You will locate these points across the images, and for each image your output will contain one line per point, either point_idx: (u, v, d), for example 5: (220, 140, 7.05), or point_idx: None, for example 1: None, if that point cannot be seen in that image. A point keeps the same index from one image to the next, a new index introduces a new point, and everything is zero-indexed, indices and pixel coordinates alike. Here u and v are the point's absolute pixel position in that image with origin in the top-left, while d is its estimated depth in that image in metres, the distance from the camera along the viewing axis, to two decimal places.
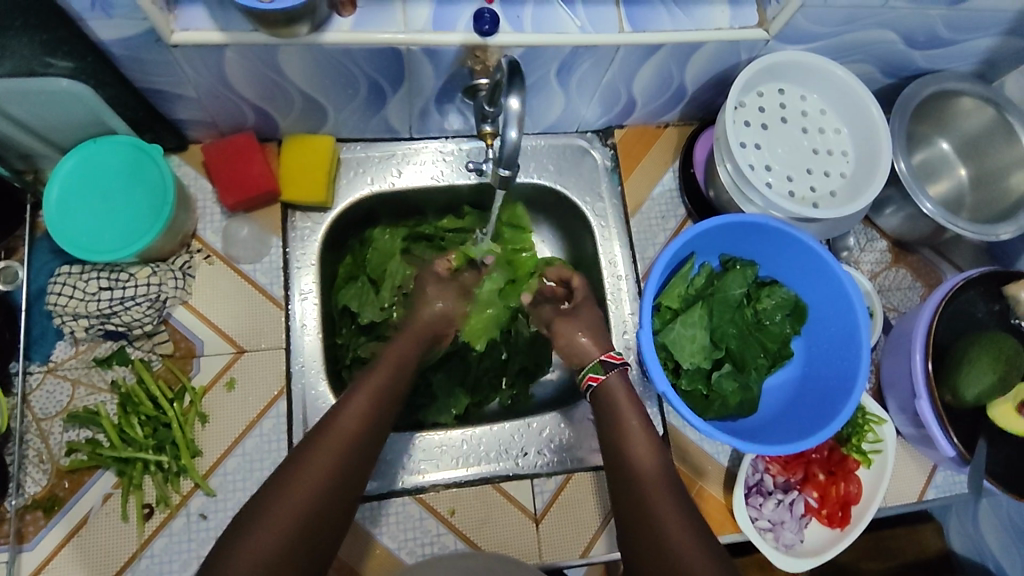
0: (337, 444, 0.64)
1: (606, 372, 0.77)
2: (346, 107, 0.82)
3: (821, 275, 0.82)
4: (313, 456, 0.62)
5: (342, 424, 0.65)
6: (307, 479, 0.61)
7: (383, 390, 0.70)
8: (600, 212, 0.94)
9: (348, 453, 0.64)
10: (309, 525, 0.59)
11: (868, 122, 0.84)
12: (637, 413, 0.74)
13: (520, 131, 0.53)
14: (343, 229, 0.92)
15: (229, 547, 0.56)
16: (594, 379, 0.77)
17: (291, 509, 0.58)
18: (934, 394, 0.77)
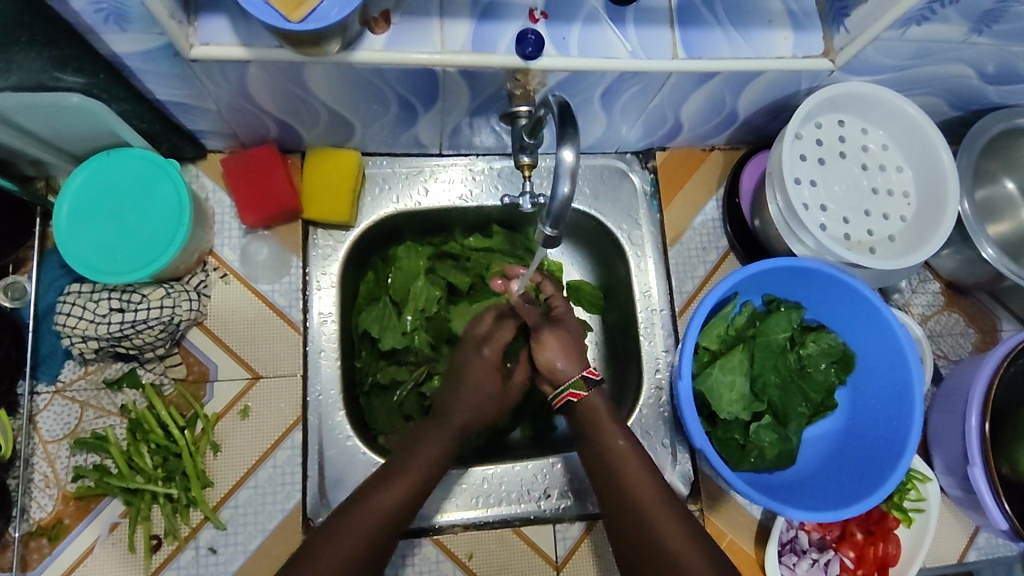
0: (359, 530, 0.62)
1: (588, 389, 0.73)
2: (375, 123, 0.77)
3: (873, 324, 0.77)
4: (340, 534, 0.62)
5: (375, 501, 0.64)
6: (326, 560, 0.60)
7: (424, 478, 0.67)
8: (637, 240, 0.89)
9: (376, 534, 0.63)
10: None
11: (935, 162, 0.77)
12: (623, 432, 0.71)
13: (573, 185, 0.48)
14: (366, 247, 0.87)
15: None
16: (573, 395, 0.73)
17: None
18: (990, 463, 0.71)
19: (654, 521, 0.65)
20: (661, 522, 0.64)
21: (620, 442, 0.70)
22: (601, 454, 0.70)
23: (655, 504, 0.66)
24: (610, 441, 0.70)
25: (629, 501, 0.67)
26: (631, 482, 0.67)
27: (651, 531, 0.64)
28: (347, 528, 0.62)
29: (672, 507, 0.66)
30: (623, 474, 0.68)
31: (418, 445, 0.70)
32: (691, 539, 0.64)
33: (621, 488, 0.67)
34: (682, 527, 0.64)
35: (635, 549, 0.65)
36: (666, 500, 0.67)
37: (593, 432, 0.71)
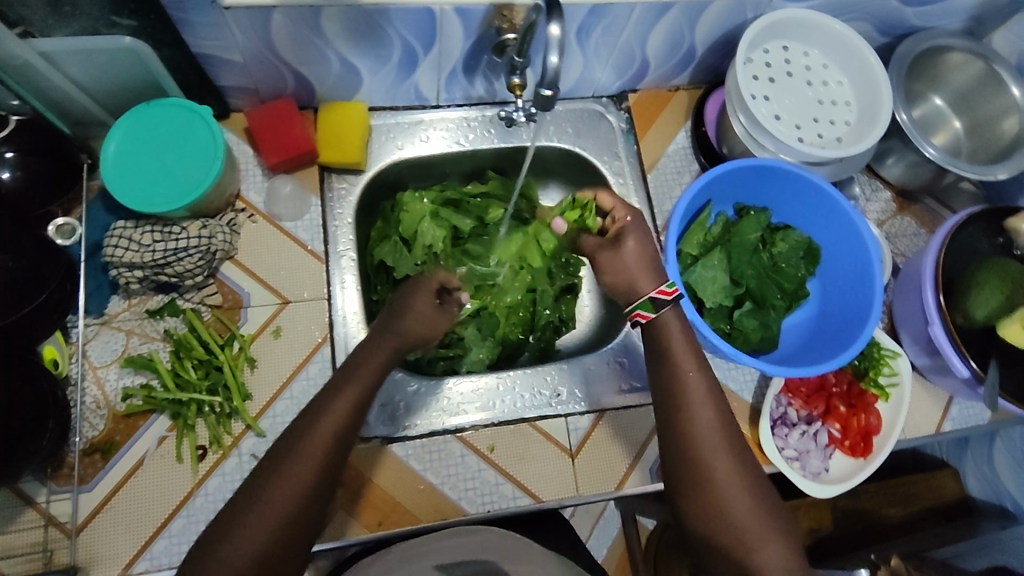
0: (318, 445, 0.62)
1: (657, 310, 0.76)
2: (380, 72, 0.88)
3: (834, 215, 0.87)
4: (289, 460, 0.61)
5: (321, 425, 0.63)
6: (297, 472, 0.60)
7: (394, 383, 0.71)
8: (617, 170, 1.00)
9: (335, 438, 0.63)
10: (292, 520, 0.59)
11: (868, 73, 0.90)
12: (694, 362, 0.73)
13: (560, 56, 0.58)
14: (376, 192, 0.97)
15: (240, 503, 0.60)
16: (643, 315, 0.76)
17: (271, 516, 0.58)
18: (947, 318, 0.80)
19: (708, 452, 0.67)
20: (717, 455, 0.67)
21: (692, 372, 0.72)
22: (662, 356, 0.74)
23: (715, 439, 0.68)
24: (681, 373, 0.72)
25: (687, 438, 0.69)
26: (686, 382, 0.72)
27: (708, 467, 0.67)
28: (307, 439, 0.62)
29: (718, 409, 0.71)
30: (684, 407, 0.71)
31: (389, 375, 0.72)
32: (741, 475, 0.67)
33: (682, 419, 0.70)
34: (733, 454, 0.68)
35: (675, 444, 0.69)
36: (725, 435, 0.69)
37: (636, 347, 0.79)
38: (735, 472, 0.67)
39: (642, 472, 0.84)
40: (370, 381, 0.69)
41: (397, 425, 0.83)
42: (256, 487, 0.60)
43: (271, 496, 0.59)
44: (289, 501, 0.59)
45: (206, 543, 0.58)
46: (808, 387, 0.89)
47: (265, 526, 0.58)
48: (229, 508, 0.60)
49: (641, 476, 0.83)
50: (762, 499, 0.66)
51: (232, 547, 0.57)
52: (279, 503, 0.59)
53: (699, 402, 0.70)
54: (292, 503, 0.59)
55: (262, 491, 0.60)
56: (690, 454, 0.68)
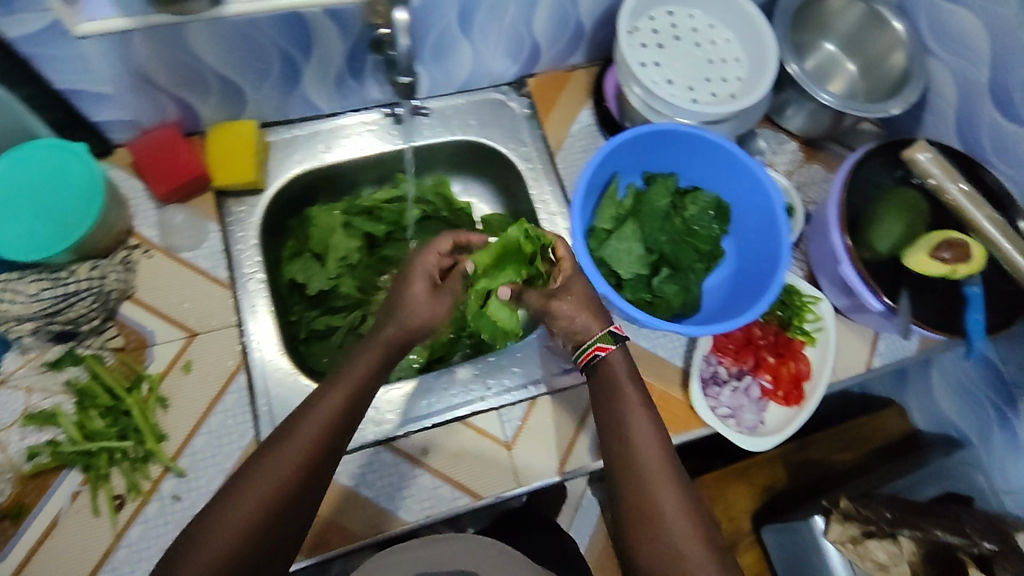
0: (303, 441, 0.62)
1: (616, 342, 0.72)
2: (263, 86, 0.85)
3: (736, 170, 0.87)
4: (258, 476, 0.60)
5: (296, 438, 0.62)
6: (272, 469, 0.60)
7: (374, 373, 0.70)
8: (525, 155, 0.99)
9: (318, 436, 0.63)
10: (270, 517, 0.59)
11: (751, 27, 0.90)
12: (635, 385, 0.72)
13: None
14: (280, 210, 0.94)
15: (218, 500, 0.60)
16: (601, 349, 0.72)
17: (244, 515, 0.58)
18: (854, 256, 0.81)
19: (650, 479, 0.66)
20: (658, 482, 0.65)
21: (629, 390, 0.71)
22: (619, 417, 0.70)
23: (658, 467, 0.66)
24: (619, 392, 0.71)
25: (629, 465, 0.67)
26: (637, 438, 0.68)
27: (649, 494, 0.65)
28: (289, 437, 0.62)
29: (673, 473, 0.66)
30: (630, 434, 0.69)
31: (361, 358, 0.70)
32: (678, 498, 0.65)
33: (627, 446, 0.68)
34: (674, 480, 0.66)
35: (629, 505, 0.66)
36: (667, 461, 0.67)
37: (609, 392, 0.72)
38: (672, 495, 0.65)
39: (581, 454, 0.83)
40: (363, 377, 0.68)
41: None
42: (234, 484, 0.61)
43: (248, 496, 0.59)
44: (266, 501, 0.59)
45: (185, 537, 0.58)
46: (735, 343, 0.89)
47: (236, 521, 0.58)
48: (209, 505, 0.60)
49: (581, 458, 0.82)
50: (700, 524, 0.64)
51: (206, 545, 0.57)
52: (241, 521, 0.58)
53: (654, 464, 0.67)
54: (255, 520, 0.58)
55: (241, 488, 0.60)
56: (634, 481, 0.66)
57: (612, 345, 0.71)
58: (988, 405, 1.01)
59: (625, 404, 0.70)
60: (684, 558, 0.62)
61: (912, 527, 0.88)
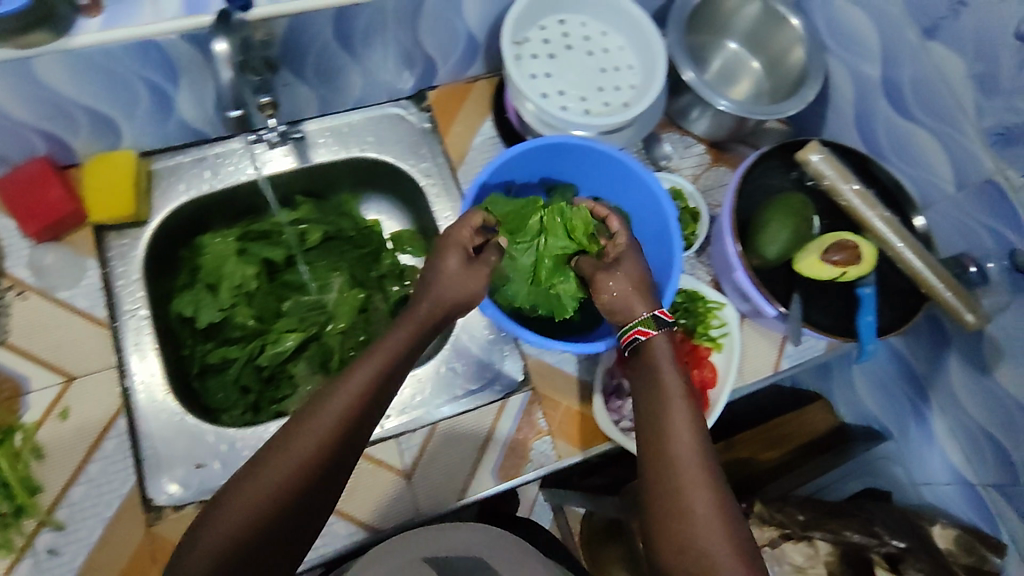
0: (327, 422, 0.59)
1: (657, 328, 0.71)
2: (137, 116, 0.82)
3: (631, 179, 0.85)
4: (277, 455, 0.58)
5: (321, 416, 0.60)
6: (294, 450, 0.58)
7: (402, 357, 0.67)
8: (426, 171, 0.96)
9: (344, 418, 0.60)
10: (283, 501, 0.57)
11: (642, 34, 0.88)
12: (678, 373, 0.68)
13: None
14: (169, 240, 0.90)
15: (239, 478, 0.58)
16: (642, 332, 0.71)
17: (256, 497, 0.56)
18: (744, 262, 0.79)
19: (681, 476, 0.61)
20: (690, 480, 0.60)
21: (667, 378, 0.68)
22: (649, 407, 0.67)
23: (691, 463, 0.61)
24: (658, 380, 0.68)
25: (664, 458, 0.62)
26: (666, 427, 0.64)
27: (679, 492, 0.60)
28: (314, 417, 0.60)
29: (709, 473, 0.61)
30: (666, 426, 0.64)
31: (389, 340, 0.67)
32: (712, 498, 0.59)
33: (660, 438, 0.64)
34: (709, 477, 0.61)
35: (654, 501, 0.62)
36: (702, 458, 0.62)
37: (652, 378, 0.69)
38: (706, 493, 0.59)
39: (483, 476, 0.81)
40: (391, 358, 0.65)
41: (204, 490, 0.78)
42: (254, 466, 0.58)
43: (260, 478, 0.57)
44: (282, 484, 0.57)
45: (201, 519, 0.57)
46: None
47: (252, 500, 0.56)
48: (228, 486, 0.58)
49: (481, 480, 0.81)
50: (735, 530, 0.58)
51: (218, 523, 0.55)
52: (243, 507, 0.56)
53: (683, 454, 0.62)
54: (269, 498, 0.56)
55: (259, 470, 0.57)
56: (662, 476, 0.62)
57: (650, 330, 0.70)
58: (904, 401, 1.02)
59: (664, 393, 0.66)
60: (708, 555, 0.56)
61: (822, 530, 0.90)
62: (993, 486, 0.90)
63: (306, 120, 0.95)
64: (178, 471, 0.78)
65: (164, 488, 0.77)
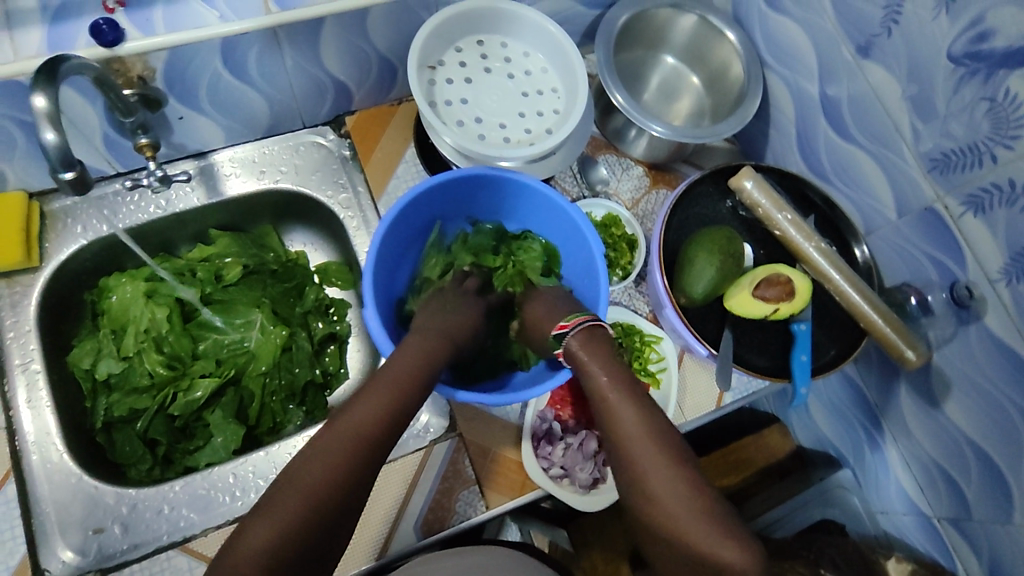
0: (361, 425, 0.58)
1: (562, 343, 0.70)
2: (21, 156, 0.77)
3: (557, 213, 0.81)
4: (280, 493, 0.53)
5: (348, 420, 0.58)
6: (327, 455, 0.55)
7: (427, 359, 0.66)
8: (346, 202, 0.91)
9: (375, 421, 0.59)
10: (323, 510, 0.53)
11: (564, 55, 0.84)
12: (602, 364, 0.65)
13: (55, 129, 0.56)
14: (70, 284, 0.85)
15: (273, 492, 0.54)
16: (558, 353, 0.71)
17: (293, 505, 0.52)
18: (673, 300, 0.75)
19: (636, 458, 0.57)
20: (650, 462, 0.56)
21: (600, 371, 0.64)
22: (603, 414, 0.62)
23: (650, 444, 0.57)
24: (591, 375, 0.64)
25: (618, 446, 0.59)
26: (624, 433, 0.59)
27: (641, 476, 0.56)
28: (345, 421, 0.58)
29: (675, 450, 0.57)
30: (611, 415, 0.61)
31: (407, 346, 0.67)
32: (679, 474, 0.55)
33: (611, 428, 0.60)
34: (677, 456, 0.57)
35: (633, 511, 0.56)
36: (662, 437, 0.58)
37: (582, 376, 0.66)
38: (668, 473, 0.55)
39: (406, 531, 0.76)
40: (419, 363, 0.65)
41: (99, 555, 0.72)
42: (288, 475, 0.55)
43: (298, 485, 0.53)
44: (320, 489, 0.53)
45: (229, 543, 0.51)
46: (574, 395, 0.84)
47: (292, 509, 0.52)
48: (260, 503, 0.53)
49: (404, 535, 0.76)
50: (719, 503, 0.54)
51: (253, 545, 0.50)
52: (286, 517, 0.51)
53: (638, 439, 0.58)
54: (310, 506, 0.52)
55: (292, 477, 0.54)
56: (625, 465, 0.58)
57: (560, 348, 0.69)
58: (858, 427, 0.95)
59: (599, 383, 0.63)
60: (692, 538, 0.52)
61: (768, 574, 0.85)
62: (948, 519, 0.83)
63: (214, 150, 0.90)
64: (74, 539, 0.72)
65: (58, 557, 0.71)
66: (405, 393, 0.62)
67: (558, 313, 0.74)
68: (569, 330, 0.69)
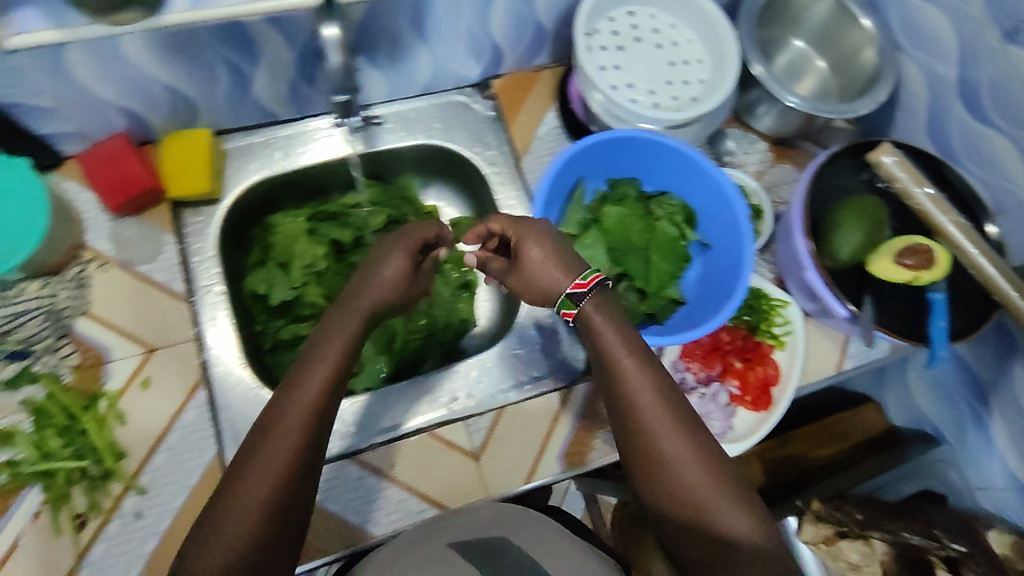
0: (300, 416, 0.58)
1: (578, 304, 0.68)
2: (215, 95, 0.83)
3: (699, 175, 0.86)
4: (264, 448, 0.56)
5: (292, 410, 0.58)
6: (274, 453, 0.55)
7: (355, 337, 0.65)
8: (491, 159, 0.97)
9: (314, 407, 0.59)
10: (284, 501, 0.55)
11: (713, 28, 0.89)
12: (621, 334, 0.66)
13: None
14: (242, 220, 0.93)
15: (229, 483, 0.55)
16: (569, 314, 0.69)
17: (253, 498, 0.54)
18: (817, 262, 0.80)
19: (654, 435, 0.61)
20: (667, 438, 0.61)
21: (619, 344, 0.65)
22: (613, 385, 0.65)
23: (669, 423, 0.61)
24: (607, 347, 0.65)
25: (633, 419, 0.63)
26: (641, 404, 0.62)
27: (656, 450, 0.61)
28: (287, 411, 0.58)
29: (687, 424, 0.62)
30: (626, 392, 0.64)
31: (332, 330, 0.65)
32: (690, 447, 0.61)
33: (626, 404, 0.63)
34: (686, 431, 0.62)
35: (647, 477, 0.62)
36: (677, 415, 0.62)
37: (593, 342, 0.67)
38: (684, 448, 0.60)
39: (550, 462, 0.83)
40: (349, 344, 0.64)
41: None
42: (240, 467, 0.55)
43: (251, 479, 0.54)
44: (275, 482, 0.54)
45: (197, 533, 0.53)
46: (703, 349, 0.89)
47: (257, 500, 0.53)
48: (218, 492, 0.55)
49: (548, 465, 0.83)
50: (723, 470, 0.60)
51: (222, 540, 0.52)
52: (249, 510, 0.53)
53: (656, 416, 0.62)
54: (274, 494, 0.54)
55: (244, 472, 0.55)
56: (642, 441, 0.62)
57: (574, 309, 0.67)
58: (963, 405, 0.98)
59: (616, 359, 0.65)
60: (703, 504, 0.59)
61: (881, 530, 0.91)
62: None
63: (373, 105, 0.97)
64: None
65: None
66: (351, 347, 0.65)
67: (556, 265, 0.70)
68: (587, 294, 0.67)
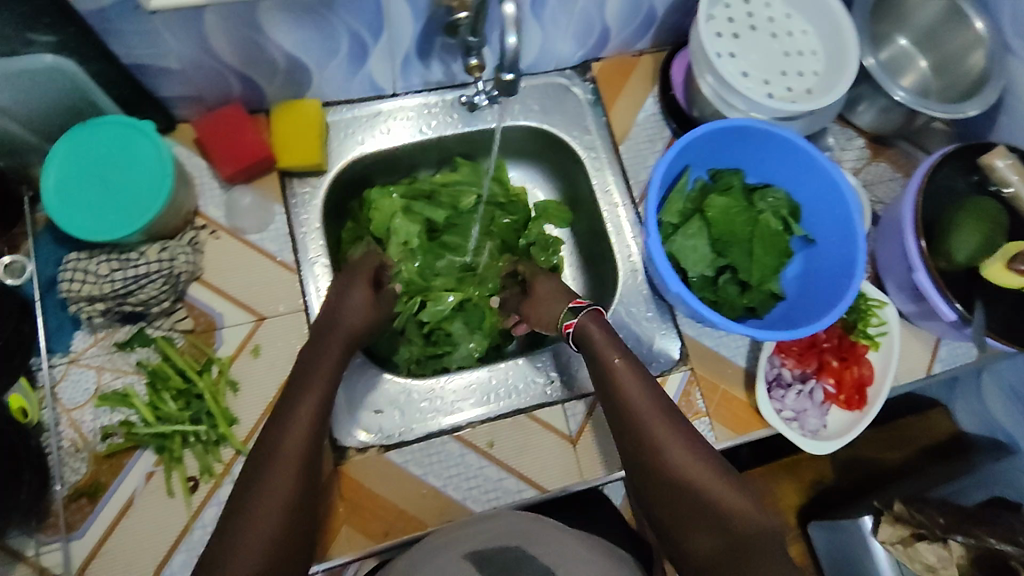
0: (297, 433, 0.66)
1: (577, 316, 0.78)
2: (330, 66, 0.83)
3: (811, 169, 0.86)
4: (279, 460, 0.64)
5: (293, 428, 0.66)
6: (285, 463, 0.64)
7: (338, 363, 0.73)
8: (589, 143, 0.97)
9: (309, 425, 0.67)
10: (296, 504, 0.62)
11: (831, 19, 0.87)
12: (616, 348, 0.75)
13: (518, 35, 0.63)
14: (342, 194, 0.94)
15: (251, 485, 0.63)
16: (570, 326, 0.79)
17: (274, 500, 0.61)
18: (929, 264, 0.80)
19: (657, 436, 0.70)
20: (669, 441, 0.70)
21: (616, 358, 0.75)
22: (613, 402, 0.74)
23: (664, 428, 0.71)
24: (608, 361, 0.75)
25: (633, 422, 0.72)
26: (639, 411, 0.72)
27: (661, 449, 0.70)
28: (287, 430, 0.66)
29: (683, 431, 0.71)
30: (627, 403, 0.73)
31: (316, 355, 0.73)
32: (691, 448, 0.70)
33: (627, 412, 0.72)
34: (686, 435, 0.71)
35: (648, 474, 0.70)
36: (672, 422, 0.72)
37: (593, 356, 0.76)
38: (684, 450, 0.69)
39: None
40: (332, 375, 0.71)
41: (388, 434, 0.82)
42: (257, 472, 0.63)
43: (269, 483, 0.62)
44: (288, 488, 0.63)
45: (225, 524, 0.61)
46: (800, 346, 0.89)
47: (272, 504, 0.61)
48: (235, 501, 0.62)
49: None
50: (721, 466, 0.70)
51: (246, 531, 0.60)
52: (269, 509, 0.61)
53: (656, 423, 0.71)
54: (290, 496, 0.62)
55: (262, 478, 0.63)
56: (645, 442, 0.71)
57: (573, 319, 0.78)
58: None
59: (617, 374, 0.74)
60: (705, 496, 0.67)
61: (965, 534, 0.91)
62: None
63: None
64: (361, 418, 0.82)
65: (348, 431, 0.80)
66: (334, 377, 0.72)
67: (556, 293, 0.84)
68: (585, 307, 0.78)
